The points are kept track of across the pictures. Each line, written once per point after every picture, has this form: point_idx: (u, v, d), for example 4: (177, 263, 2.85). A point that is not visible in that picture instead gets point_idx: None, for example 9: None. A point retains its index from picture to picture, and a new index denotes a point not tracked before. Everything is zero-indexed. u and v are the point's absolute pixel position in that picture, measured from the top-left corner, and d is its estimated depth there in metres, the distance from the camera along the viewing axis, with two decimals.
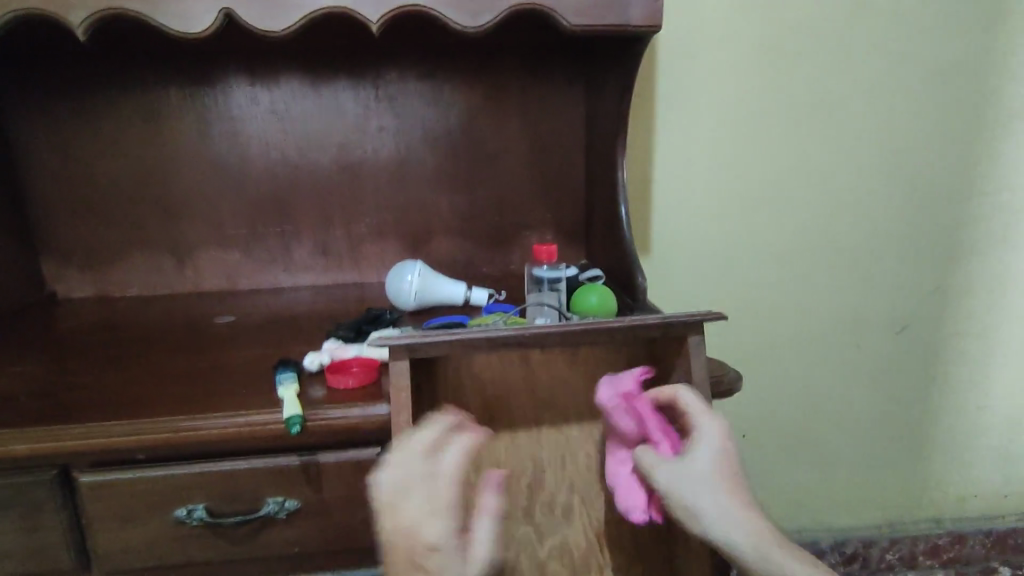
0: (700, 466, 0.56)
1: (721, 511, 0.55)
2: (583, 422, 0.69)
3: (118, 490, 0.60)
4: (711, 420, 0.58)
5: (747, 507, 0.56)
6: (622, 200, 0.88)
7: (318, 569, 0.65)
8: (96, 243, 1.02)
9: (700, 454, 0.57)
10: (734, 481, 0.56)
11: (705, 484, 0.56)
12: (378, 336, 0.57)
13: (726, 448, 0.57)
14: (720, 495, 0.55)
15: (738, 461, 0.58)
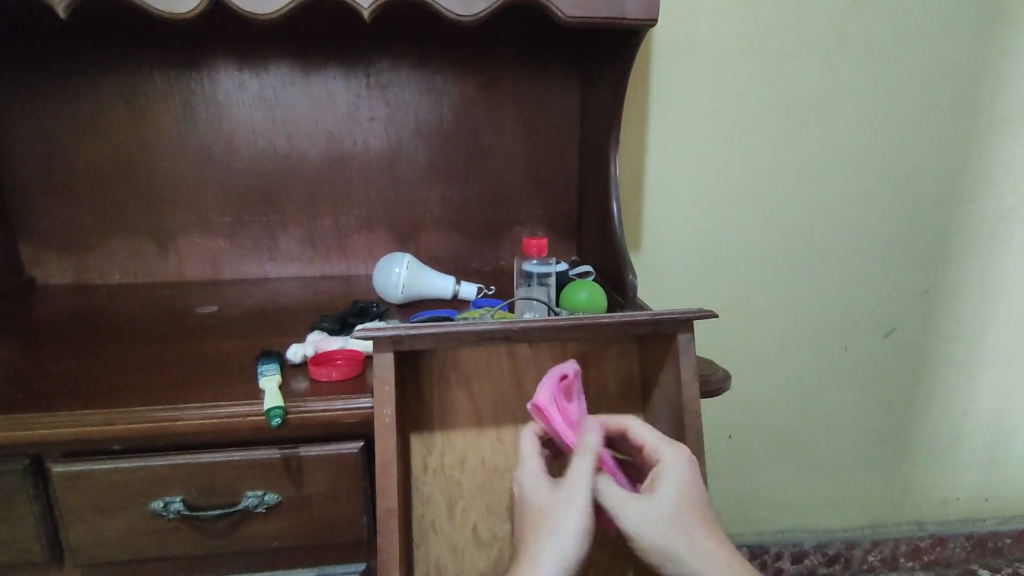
0: (671, 503, 0.51)
1: (699, 555, 0.49)
2: None
3: (92, 481, 0.58)
4: (667, 452, 0.55)
5: (723, 547, 0.50)
6: (614, 196, 0.87)
7: (297, 564, 0.64)
8: (76, 229, 1.00)
9: (666, 488, 0.52)
10: (704, 516, 0.52)
11: (678, 523, 0.50)
12: (362, 327, 0.56)
13: (689, 482, 0.53)
14: (695, 536, 0.50)
15: (704, 493, 0.54)
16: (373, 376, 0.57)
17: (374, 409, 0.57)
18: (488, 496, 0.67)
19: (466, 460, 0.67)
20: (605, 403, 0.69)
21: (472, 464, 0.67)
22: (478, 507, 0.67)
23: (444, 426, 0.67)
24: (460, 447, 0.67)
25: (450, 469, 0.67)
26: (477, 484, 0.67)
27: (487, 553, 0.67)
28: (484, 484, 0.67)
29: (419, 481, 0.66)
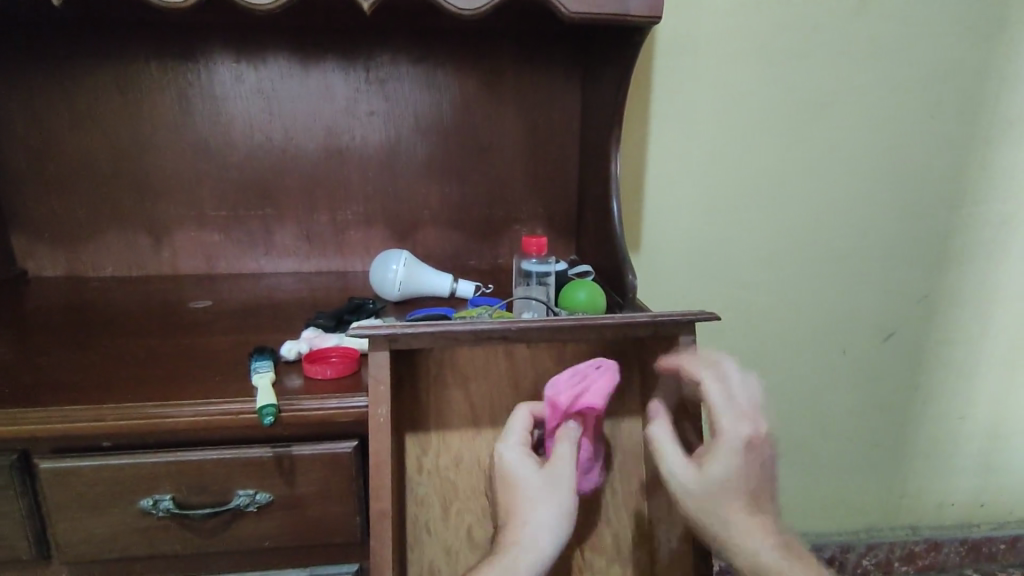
0: (730, 482, 0.54)
1: (743, 530, 0.54)
2: None
3: (81, 477, 0.57)
4: (741, 427, 0.55)
5: (766, 516, 0.55)
6: (614, 195, 0.86)
7: (289, 564, 0.63)
8: (70, 220, 0.99)
9: (715, 465, 0.54)
10: (760, 489, 0.55)
11: (732, 499, 0.54)
12: (358, 325, 0.55)
13: (755, 458, 0.54)
14: (744, 511, 0.54)
15: (768, 463, 0.55)
16: (368, 376, 0.56)
17: (368, 409, 0.57)
18: (484, 497, 0.66)
19: (461, 460, 0.66)
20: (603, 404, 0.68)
21: (467, 465, 0.66)
22: (474, 508, 0.66)
23: (440, 426, 0.66)
24: (455, 447, 0.66)
25: (446, 470, 0.66)
26: (472, 485, 0.66)
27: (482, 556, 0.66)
28: (480, 485, 0.66)
29: (414, 482, 0.65)
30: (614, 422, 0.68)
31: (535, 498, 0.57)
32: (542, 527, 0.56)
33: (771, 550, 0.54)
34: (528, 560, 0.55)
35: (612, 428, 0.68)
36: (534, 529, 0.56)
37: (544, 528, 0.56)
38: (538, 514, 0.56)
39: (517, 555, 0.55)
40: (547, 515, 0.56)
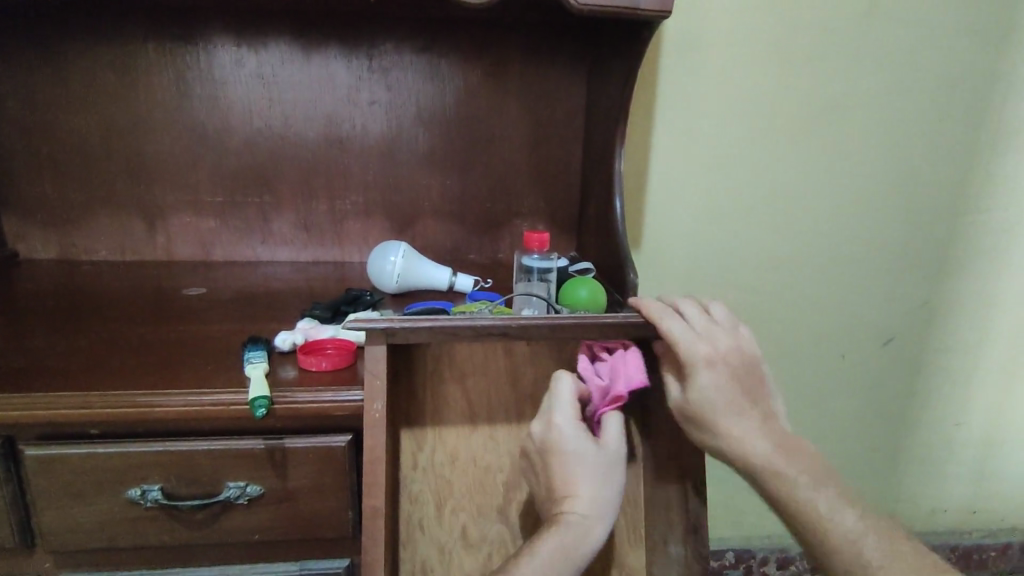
0: (705, 395, 0.55)
1: (737, 437, 0.55)
2: None
3: (67, 465, 0.56)
4: (697, 345, 0.56)
5: (757, 421, 0.56)
6: (617, 192, 0.85)
7: (279, 558, 0.62)
8: (64, 203, 0.97)
9: (695, 386, 0.56)
10: (739, 396, 0.56)
11: (716, 413, 0.55)
12: (354, 317, 0.54)
13: (721, 370, 0.56)
14: (734, 419, 0.55)
15: (738, 370, 0.56)
16: (364, 370, 0.55)
17: (364, 404, 0.55)
18: (479, 496, 0.66)
19: (457, 458, 0.66)
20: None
21: (463, 463, 0.66)
22: (468, 507, 0.66)
23: (437, 422, 0.65)
24: (451, 444, 0.65)
25: (441, 467, 0.65)
26: (467, 485, 0.66)
27: (475, 555, 0.66)
28: (475, 484, 0.66)
29: (408, 478, 0.64)
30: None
31: (596, 475, 0.58)
32: (602, 502, 0.57)
33: (771, 452, 0.54)
34: (592, 535, 0.56)
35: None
36: (595, 504, 0.57)
37: (604, 504, 0.57)
38: (599, 490, 0.58)
39: (582, 530, 0.56)
40: (607, 491, 0.58)
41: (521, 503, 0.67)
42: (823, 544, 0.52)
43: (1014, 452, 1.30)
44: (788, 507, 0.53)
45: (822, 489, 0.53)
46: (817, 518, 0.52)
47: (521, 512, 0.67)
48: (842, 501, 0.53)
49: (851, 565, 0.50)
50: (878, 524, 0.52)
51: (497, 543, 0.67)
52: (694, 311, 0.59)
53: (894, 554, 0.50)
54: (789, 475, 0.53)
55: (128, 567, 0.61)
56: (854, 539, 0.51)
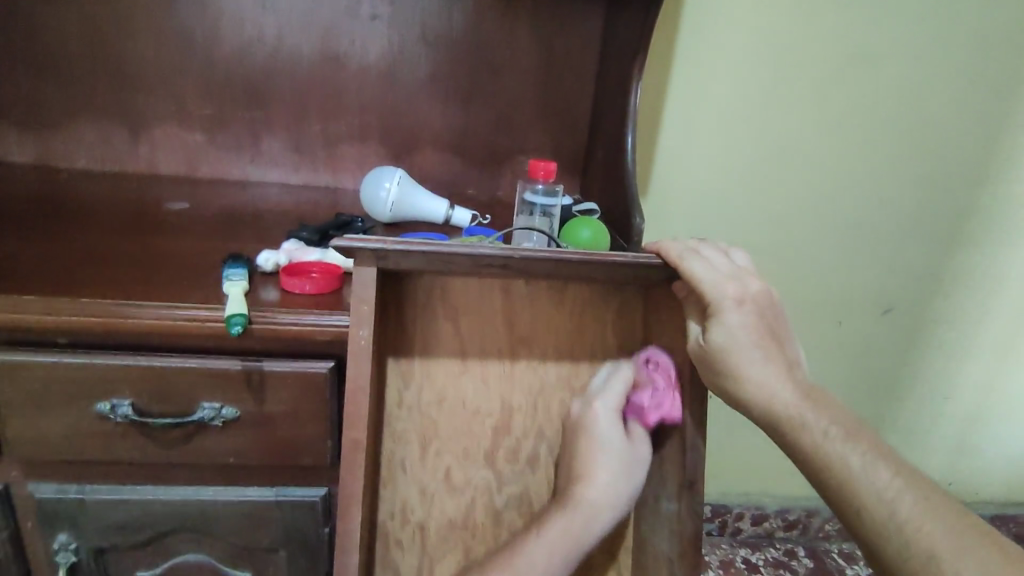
0: (730, 339, 0.53)
1: (761, 384, 0.52)
2: (558, 365, 0.65)
3: (31, 375, 0.53)
4: (722, 286, 0.54)
5: (782, 369, 0.53)
6: (630, 131, 0.80)
7: (255, 484, 0.60)
8: (40, 104, 0.91)
9: (721, 328, 0.53)
10: (765, 342, 0.53)
11: (740, 356, 0.53)
12: (343, 235, 0.50)
13: (750, 313, 0.54)
14: (760, 362, 0.53)
15: (765, 315, 0.54)
16: (351, 294, 0.52)
17: (348, 330, 0.52)
18: (466, 439, 0.64)
19: (445, 398, 0.63)
20: (599, 353, 0.66)
21: (450, 404, 0.64)
22: (454, 449, 0.64)
23: (426, 358, 0.63)
24: (440, 383, 0.63)
25: (427, 406, 0.63)
26: (454, 427, 0.64)
27: (458, 499, 0.65)
28: (463, 426, 0.64)
29: (393, 415, 0.63)
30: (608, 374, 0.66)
31: (616, 468, 0.60)
32: (616, 494, 0.60)
33: (796, 401, 0.51)
34: (599, 524, 0.59)
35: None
36: (609, 495, 0.60)
37: (617, 497, 0.60)
38: (617, 482, 0.60)
39: (590, 515, 0.59)
40: (623, 486, 0.61)
41: (508, 449, 0.65)
42: (851, 499, 0.47)
43: (998, 429, 1.30)
44: (813, 459, 0.50)
45: (853, 441, 0.49)
46: (844, 471, 0.48)
47: (507, 458, 0.65)
48: (875, 455, 0.48)
49: (881, 522, 0.46)
50: (917, 481, 0.47)
51: (482, 489, 0.65)
52: (718, 253, 0.56)
53: (932, 514, 0.45)
54: (814, 425, 0.50)
55: (99, 482, 0.59)
56: (888, 496, 0.46)
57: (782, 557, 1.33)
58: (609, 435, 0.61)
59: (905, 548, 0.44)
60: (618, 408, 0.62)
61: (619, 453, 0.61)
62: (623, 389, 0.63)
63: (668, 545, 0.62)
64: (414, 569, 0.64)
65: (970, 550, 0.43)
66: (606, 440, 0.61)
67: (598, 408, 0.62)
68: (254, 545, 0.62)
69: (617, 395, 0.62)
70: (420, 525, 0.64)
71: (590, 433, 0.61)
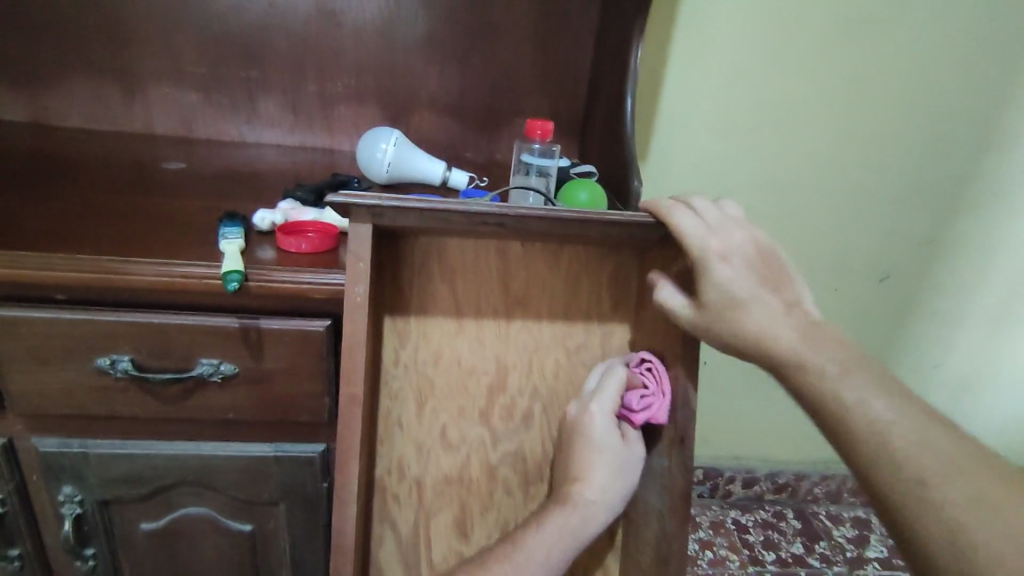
0: (723, 289, 0.52)
1: (756, 329, 0.51)
2: (553, 326, 0.66)
3: (31, 329, 0.54)
4: (709, 237, 0.53)
5: (780, 311, 0.51)
6: (629, 92, 0.79)
7: (255, 439, 0.62)
8: (31, 60, 0.89)
9: (713, 277, 0.53)
10: (760, 288, 0.52)
11: (733, 303, 0.52)
12: (338, 192, 0.50)
13: (739, 262, 0.53)
14: (755, 309, 0.51)
15: (755, 262, 0.54)
16: (346, 251, 0.52)
17: (344, 286, 0.53)
18: (461, 398, 0.65)
19: (441, 357, 0.64)
20: (593, 314, 0.66)
21: (446, 363, 0.64)
22: (450, 408, 0.65)
23: (422, 317, 0.63)
24: (435, 342, 0.64)
25: (424, 365, 0.64)
26: (450, 385, 0.65)
27: (454, 456, 0.66)
28: (458, 385, 0.65)
29: (390, 374, 0.64)
30: (602, 334, 0.67)
31: (611, 469, 0.60)
32: (611, 493, 0.60)
33: (795, 342, 0.50)
34: (596, 523, 0.59)
35: (601, 339, 0.67)
36: (605, 495, 0.60)
37: (612, 496, 0.60)
38: (613, 482, 0.60)
39: (587, 515, 0.59)
40: (619, 486, 0.61)
41: (503, 407, 0.66)
42: (848, 434, 0.46)
43: (989, 397, 1.32)
44: (811, 399, 0.48)
45: (850, 375, 0.47)
46: (840, 405, 0.46)
47: (502, 416, 0.66)
48: (872, 387, 0.47)
49: (877, 454, 0.44)
50: (913, 411, 0.45)
51: (477, 446, 0.66)
52: (706, 205, 0.56)
53: (924, 440, 0.43)
54: (813, 364, 0.48)
55: (102, 436, 0.60)
56: (883, 426, 0.45)
57: (770, 518, 1.36)
58: (603, 438, 0.61)
59: (900, 476, 0.43)
60: (613, 411, 0.61)
61: (614, 454, 0.61)
62: (618, 391, 0.62)
63: (657, 498, 0.63)
64: (411, 523, 0.66)
65: (963, 476, 0.41)
66: (600, 443, 0.60)
67: (592, 410, 0.61)
68: (254, 498, 0.63)
69: (612, 396, 0.61)
70: (417, 480, 0.66)
71: (585, 436, 0.61)
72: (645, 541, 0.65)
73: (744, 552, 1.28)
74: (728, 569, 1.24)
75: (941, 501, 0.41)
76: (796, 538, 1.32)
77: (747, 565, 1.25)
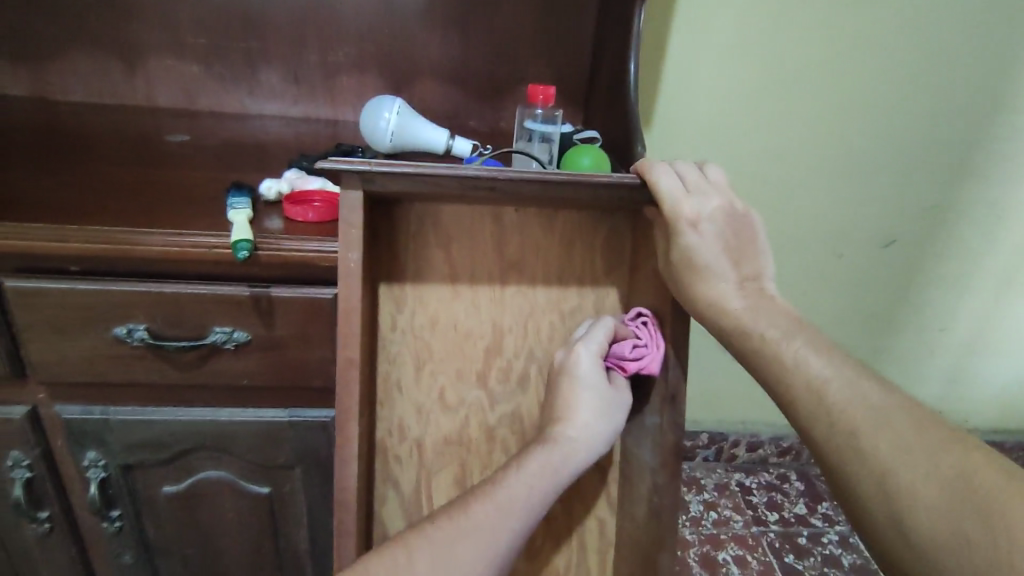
0: (686, 255, 0.54)
1: (713, 296, 0.53)
2: (552, 290, 0.67)
3: (50, 300, 0.55)
4: (684, 202, 0.54)
5: (734, 283, 0.53)
6: (633, 55, 0.78)
7: (269, 404, 0.63)
8: (32, 33, 0.89)
9: (681, 241, 0.54)
10: (722, 258, 0.54)
11: (698, 269, 0.54)
12: (327, 159, 0.49)
13: (710, 232, 0.54)
14: (716, 276, 0.53)
15: (726, 232, 0.54)
16: (339, 218, 0.52)
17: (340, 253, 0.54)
18: (458, 361, 0.67)
19: (438, 321, 0.66)
20: (588, 278, 0.67)
21: (443, 327, 0.66)
22: (447, 370, 0.67)
23: (418, 283, 0.64)
24: (432, 308, 0.65)
25: (422, 329, 0.65)
26: (446, 349, 0.66)
27: (452, 417, 0.68)
28: (455, 349, 0.66)
29: (388, 338, 0.65)
30: (596, 297, 0.68)
31: (596, 410, 0.60)
32: (595, 435, 0.60)
33: (741, 310, 0.52)
34: (577, 461, 0.59)
35: (595, 303, 0.68)
36: (589, 435, 0.60)
37: (596, 438, 0.60)
38: (597, 424, 0.60)
39: (569, 452, 0.58)
40: (603, 428, 0.60)
41: (500, 369, 0.68)
42: (788, 396, 0.48)
43: (993, 360, 1.32)
44: (755, 360, 0.50)
45: (791, 337, 0.49)
46: (781, 366, 0.48)
47: (498, 378, 0.68)
48: (810, 346, 0.48)
49: (814, 411, 0.46)
50: (848, 369, 0.47)
51: (475, 407, 0.68)
52: (689, 169, 0.57)
53: (855, 392, 0.45)
54: (756, 330, 0.51)
55: (120, 403, 0.62)
56: (820, 383, 0.46)
57: (774, 481, 1.39)
58: (588, 378, 0.61)
59: (833, 429, 0.44)
60: (599, 354, 0.62)
61: (598, 395, 0.61)
62: (604, 336, 0.63)
63: (649, 455, 0.65)
64: (413, 481, 0.68)
65: (891, 424, 0.42)
66: (585, 382, 0.61)
67: (579, 350, 0.62)
68: (271, 462, 0.66)
69: (598, 340, 0.62)
70: (418, 441, 0.68)
71: (570, 375, 0.62)
72: (637, 496, 0.67)
73: (748, 512, 1.32)
74: (732, 529, 1.28)
75: (870, 452, 0.42)
76: (799, 500, 1.36)
77: (751, 525, 1.29)
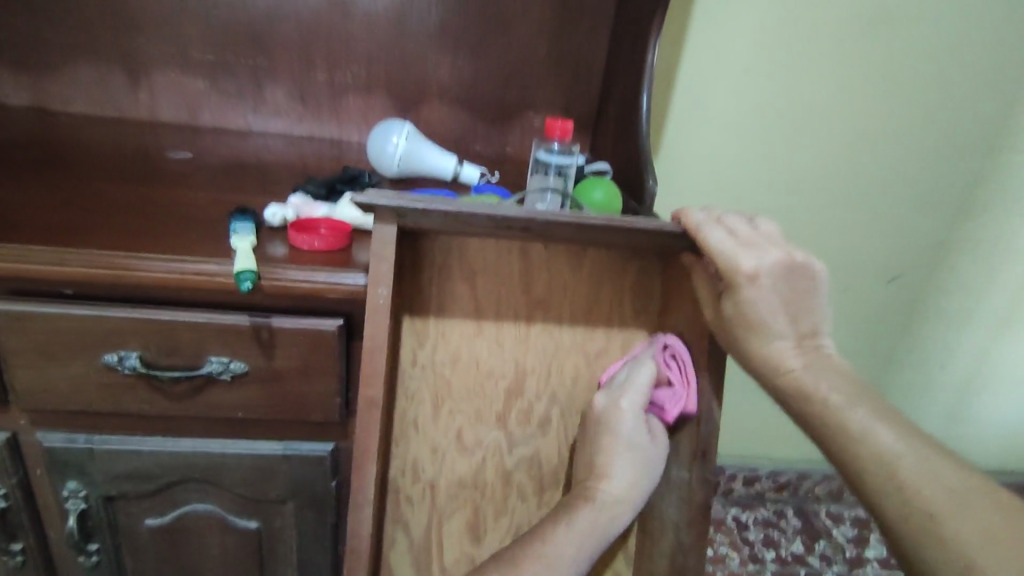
0: (742, 313, 0.52)
1: (767, 356, 0.52)
2: (576, 331, 0.65)
3: (37, 324, 0.53)
4: (741, 256, 0.50)
5: (791, 342, 0.52)
6: (645, 88, 0.77)
7: (267, 437, 0.61)
8: (34, 42, 0.87)
9: (738, 298, 0.52)
10: (778, 315, 0.52)
11: (752, 328, 0.52)
12: (359, 192, 0.49)
13: (768, 287, 0.51)
14: (773, 335, 0.52)
15: (785, 286, 0.51)
16: (370, 252, 0.51)
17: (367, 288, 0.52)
18: (477, 400, 0.65)
19: (459, 358, 0.64)
20: (616, 321, 0.65)
21: (464, 364, 0.64)
22: (466, 410, 0.65)
23: (442, 318, 0.63)
24: (454, 344, 0.63)
25: (442, 366, 0.63)
26: (466, 386, 0.64)
27: (468, 459, 0.66)
28: (475, 387, 0.64)
29: (406, 373, 0.63)
30: (623, 341, 0.66)
31: (637, 468, 0.59)
32: (636, 491, 0.59)
33: (802, 370, 0.51)
34: (620, 522, 0.58)
35: (622, 344, 0.66)
36: (630, 493, 0.59)
37: (635, 498, 0.59)
38: (639, 482, 0.59)
39: (614, 513, 0.58)
40: (642, 486, 0.60)
41: (520, 411, 0.66)
42: (856, 469, 0.46)
43: (994, 400, 1.31)
44: (820, 424, 0.49)
45: (854, 405, 0.48)
46: (846, 437, 0.47)
47: (519, 420, 0.66)
48: (877, 417, 0.47)
49: (883, 486, 0.45)
50: (920, 444, 0.45)
51: (492, 449, 0.66)
52: (740, 222, 0.53)
53: (932, 473, 0.43)
54: (817, 394, 0.50)
55: (106, 432, 0.59)
56: (891, 459, 0.45)
57: (771, 516, 1.36)
58: (630, 432, 0.59)
59: (908, 512, 0.43)
60: (640, 403, 0.60)
61: (640, 447, 0.60)
62: (645, 382, 0.61)
63: (674, 507, 0.63)
64: (424, 525, 0.66)
65: (975, 512, 0.41)
66: (627, 437, 0.59)
67: (622, 408, 0.59)
68: (262, 496, 0.63)
69: (639, 389, 0.60)
70: (431, 483, 0.65)
71: (612, 430, 0.59)
72: (660, 550, 0.64)
73: (745, 550, 1.29)
74: (728, 566, 1.26)
75: (952, 539, 0.41)
76: (796, 537, 1.33)
77: (747, 563, 1.27)
